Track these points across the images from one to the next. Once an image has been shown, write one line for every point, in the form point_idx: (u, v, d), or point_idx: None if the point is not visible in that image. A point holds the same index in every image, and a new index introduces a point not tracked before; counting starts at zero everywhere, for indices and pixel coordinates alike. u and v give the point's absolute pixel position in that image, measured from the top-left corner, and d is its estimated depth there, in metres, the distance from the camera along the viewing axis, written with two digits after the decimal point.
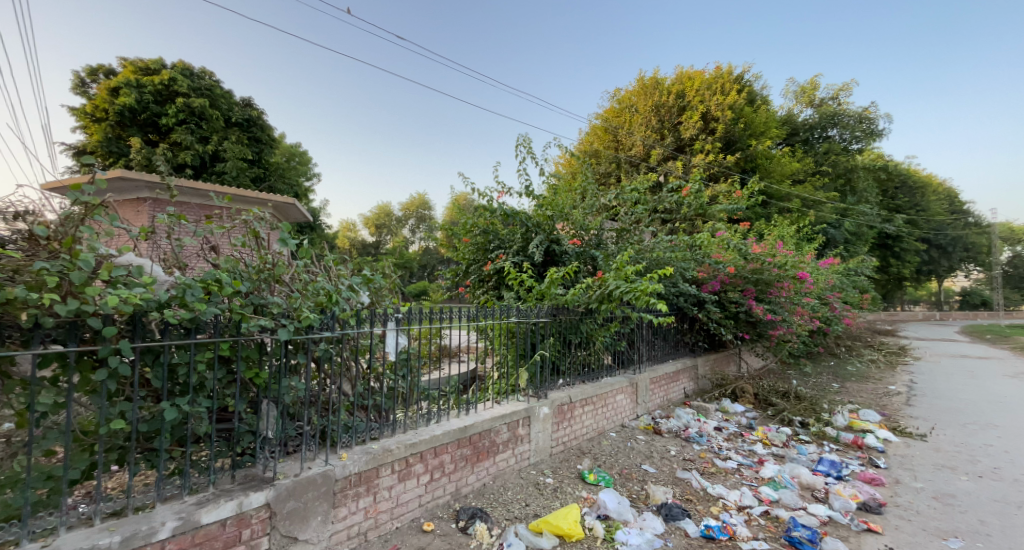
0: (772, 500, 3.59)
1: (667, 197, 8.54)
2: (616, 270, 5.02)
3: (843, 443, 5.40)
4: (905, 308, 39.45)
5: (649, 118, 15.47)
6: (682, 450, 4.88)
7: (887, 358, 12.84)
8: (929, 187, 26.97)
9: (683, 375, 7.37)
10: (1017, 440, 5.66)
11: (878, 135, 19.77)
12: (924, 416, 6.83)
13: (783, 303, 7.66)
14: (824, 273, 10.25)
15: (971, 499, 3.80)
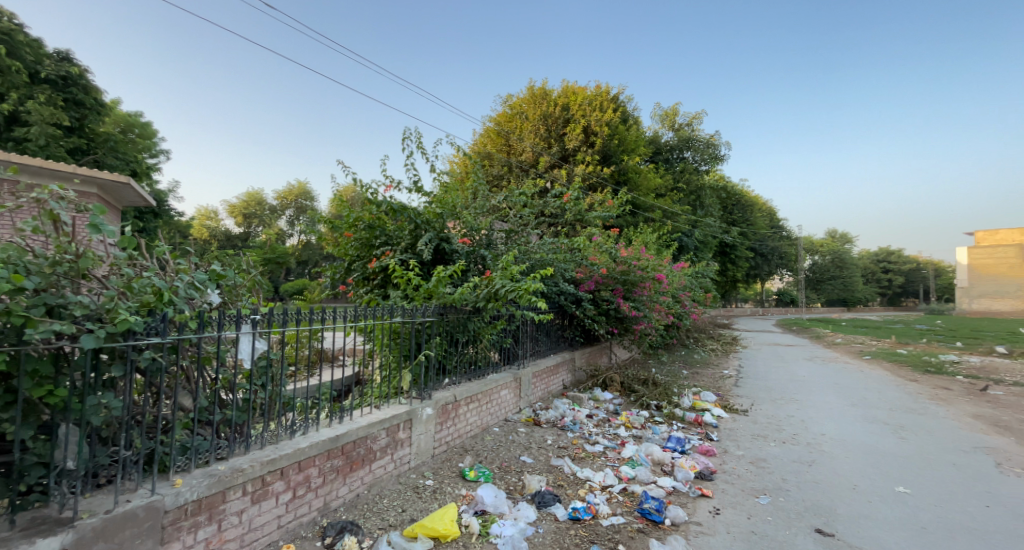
0: (629, 477, 4.03)
1: (552, 202, 9.04)
2: (502, 269, 5.14)
3: (688, 422, 6.30)
4: (738, 305, 47.60)
5: (538, 126, 16.25)
6: (558, 439, 5.21)
7: (723, 346, 15.40)
8: (756, 206, 32.99)
9: (562, 368, 7.88)
10: (806, 410, 7.22)
11: (721, 160, 23.53)
12: (747, 395, 8.31)
13: (645, 301, 8.62)
14: (678, 275, 11.88)
15: (775, 460, 4.73)
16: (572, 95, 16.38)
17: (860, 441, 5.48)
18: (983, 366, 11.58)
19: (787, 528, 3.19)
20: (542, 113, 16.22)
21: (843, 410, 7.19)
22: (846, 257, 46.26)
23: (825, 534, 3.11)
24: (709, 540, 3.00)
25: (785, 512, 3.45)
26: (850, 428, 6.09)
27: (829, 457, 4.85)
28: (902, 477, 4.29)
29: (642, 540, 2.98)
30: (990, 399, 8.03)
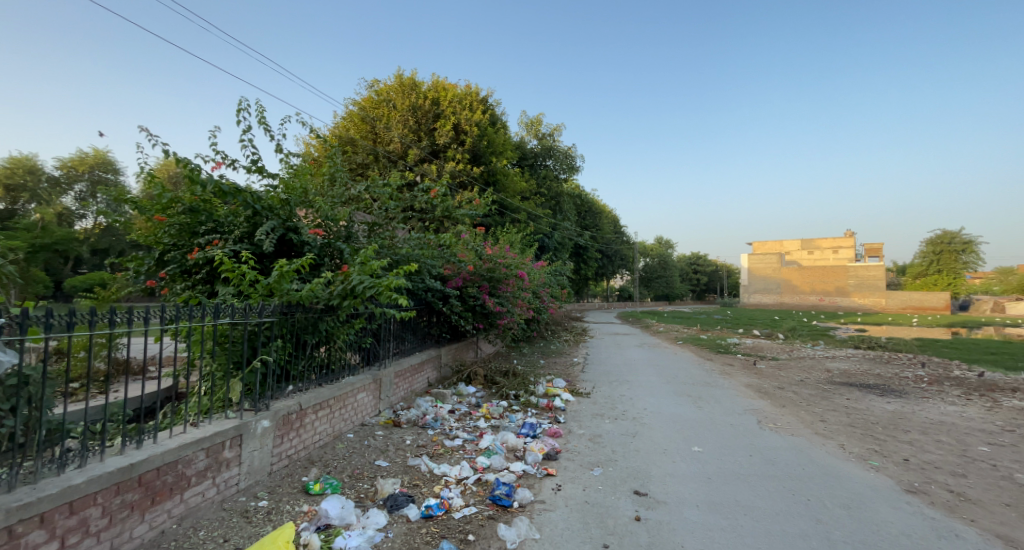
0: (484, 466, 4.18)
1: (419, 196, 8.79)
2: (361, 264, 4.77)
3: (541, 408, 6.81)
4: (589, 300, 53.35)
5: (407, 118, 15.70)
6: (416, 438, 5.11)
7: (575, 337, 17.08)
8: (603, 214, 37.32)
9: (426, 365, 7.75)
10: (636, 389, 8.42)
11: (577, 170, 25.93)
12: (592, 380, 9.34)
13: (509, 297, 8.98)
14: (538, 273, 12.74)
15: (608, 435, 5.41)
16: (441, 90, 16.16)
17: (673, 412, 6.60)
18: (755, 346, 15.03)
19: (613, 493, 3.68)
20: (411, 105, 15.71)
21: (663, 388, 8.58)
22: (670, 260, 55.36)
23: (641, 494, 3.67)
24: (550, 515, 3.28)
25: (612, 480, 3.97)
26: (667, 402, 7.29)
27: (650, 429, 5.74)
28: (699, 439, 5.30)
29: (491, 526, 3.11)
30: (758, 371, 10.46)
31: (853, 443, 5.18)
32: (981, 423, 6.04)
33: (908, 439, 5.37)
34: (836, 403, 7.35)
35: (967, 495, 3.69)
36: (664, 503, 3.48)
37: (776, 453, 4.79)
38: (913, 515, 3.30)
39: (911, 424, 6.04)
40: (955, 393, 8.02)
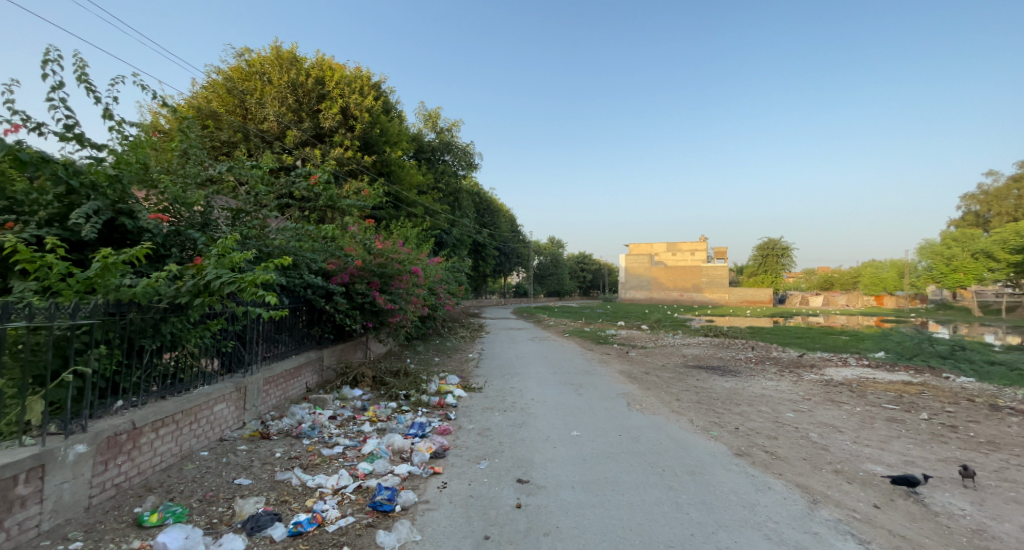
0: (366, 472, 3.96)
1: (296, 182, 7.97)
2: (219, 254, 4.11)
3: (432, 406, 6.68)
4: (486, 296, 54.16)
5: (285, 95, 14.13)
6: (288, 450, 4.64)
7: (471, 334, 17.20)
8: (501, 212, 38.14)
9: (305, 369, 7.08)
10: (525, 381, 8.76)
11: (476, 168, 26.02)
12: (485, 374, 9.48)
13: (402, 294, 8.58)
14: (434, 269, 12.49)
15: (496, 428, 5.53)
16: (327, 69, 14.87)
17: (558, 401, 7.00)
18: (630, 336, 16.71)
19: (497, 484, 3.76)
20: (290, 82, 14.18)
21: (550, 378, 9.06)
22: (561, 259, 58.78)
23: (523, 482, 3.82)
24: (434, 514, 3.24)
25: (497, 472, 4.06)
26: (553, 392, 7.71)
27: (535, 418, 6.01)
28: (579, 424, 5.70)
29: (369, 534, 2.95)
30: (631, 359, 11.66)
31: (700, 417, 6.05)
32: (790, 394, 7.53)
33: (739, 410, 6.46)
34: (690, 384, 8.51)
35: (777, 453, 4.57)
36: (544, 488, 3.67)
37: (643, 431, 5.36)
38: (740, 475, 3.97)
39: (742, 398, 7.28)
40: (774, 370, 9.88)
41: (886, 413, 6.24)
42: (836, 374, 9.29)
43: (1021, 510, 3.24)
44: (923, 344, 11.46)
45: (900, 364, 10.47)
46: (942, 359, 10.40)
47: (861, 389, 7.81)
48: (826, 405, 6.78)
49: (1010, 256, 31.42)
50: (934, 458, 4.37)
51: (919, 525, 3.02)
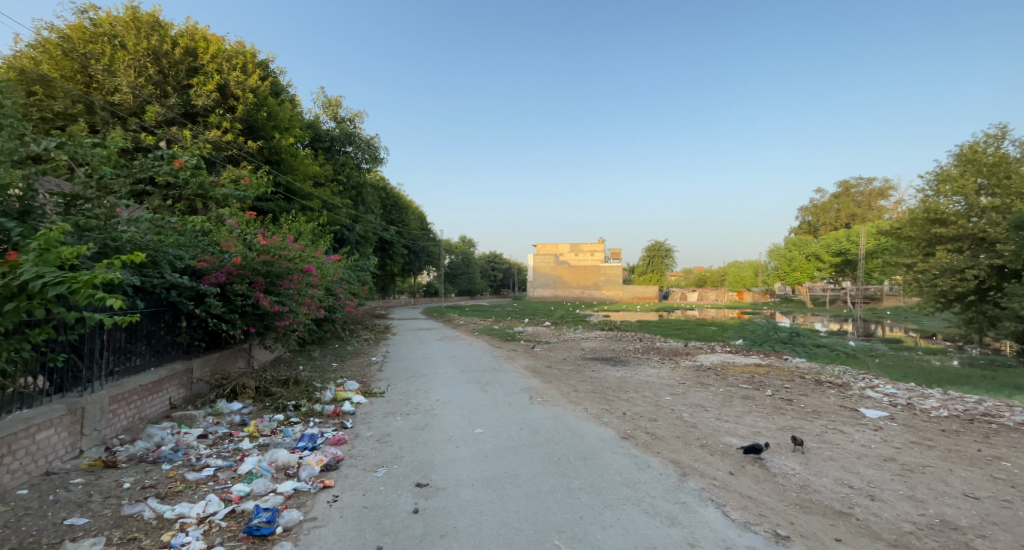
0: (242, 495, 3.53)
1: (155, 165, 6.84)
2: (40, 248, 3.29)
3: (326, 415, 6.21)
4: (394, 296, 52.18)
5: (143, 64, 12.05)
6: (141, 479, 3.96)
7: (375, 336, 16.43)
8: (410, 209, 36.98)
9: (168, 382, 6.12)
10: (430, 382, 8.59)
11: (381, 162, 24.83)
12: (388, 377, 9.10)
13: (292, 295, 7.84)
14: (332, 268, 11.65)
15: (397, 432, 5.32)
16: (201, 39, 13.04)
17: (463, 400, 6.98)
18: (535, 332, 17.33)
19: (393, 491, 3.62)
20: (150, 50, 12.10)
21: (455, 377, 8.99)
22: (471, 258, 58.86)
23: (422, 485, 3.72)
24: (321, 531, 3.00)
25: (395, 478, 3.91)
26: (458, 391, 7.67)
27: (439, 419, 5.91)
28: (482, 421, 5.73)
29: None
30: (535, 354, 12.11)
31: (594, 406, 6.48)
32: (670, 379, 8.42)
33: (627, 397, 7.05)
34: (587, 375, 9.08)
35: (656, 433, 5.06)
36: (443, 489, 3.61)
37: (542, 423, 5.57)
38: (625, 456, 4.31)
39: (631, 385, 7.96)
40: (658, 358, 10.98)
41: (743, 391, 7.29)
42: (707, 359, 10.62)
43: (834, 465, 3.99)
44: (771, 331, 13.62)
45: (755, 349, 12.31)
46: (783, 344, 12.48)
47: (724, 372, 9.04)
48: (697, 387, 7.71)
49: (832, 258, 39.22)
50: (776, 428, 5.20)
51: (762, 486, 3.56)
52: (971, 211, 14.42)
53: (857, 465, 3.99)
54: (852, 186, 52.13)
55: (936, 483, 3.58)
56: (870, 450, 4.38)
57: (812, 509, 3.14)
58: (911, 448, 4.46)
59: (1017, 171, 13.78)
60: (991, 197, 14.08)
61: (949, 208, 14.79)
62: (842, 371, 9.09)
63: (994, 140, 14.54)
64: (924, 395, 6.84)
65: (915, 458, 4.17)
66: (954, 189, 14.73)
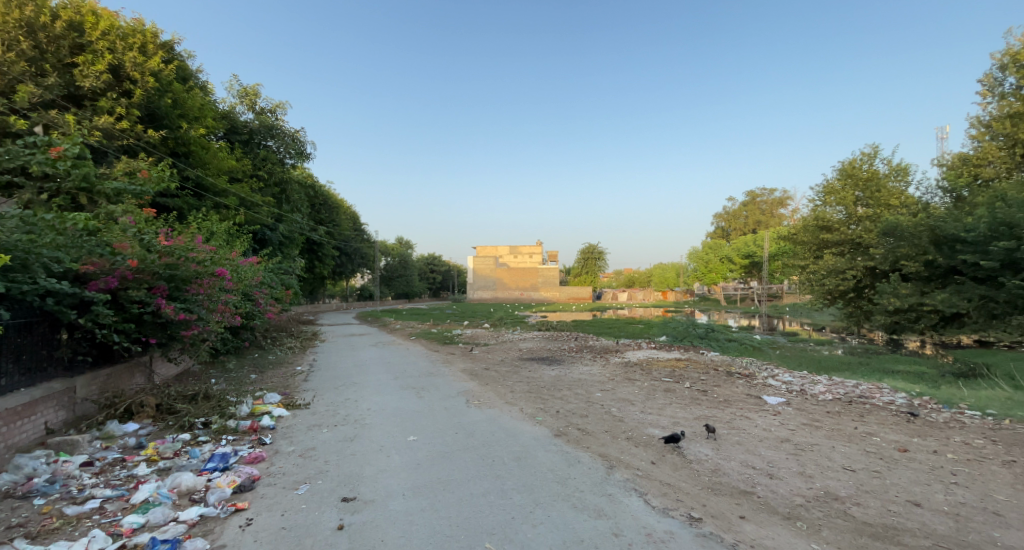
0: (136, 527, 3.14)
1: (25, 153, 5.88)
2: None
3: (241, 431, 5.71)
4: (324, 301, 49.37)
5: (14, 38, 10.44)
6: (5, 518, 3.37)
7: (301, 343, 15.46)
8: (341, 209, 35.28)
9: (43, 404, 5.28)
10: (361, 390, 8.22)
11: (307, 158, 23.33)
12: (314, 388, 8.56)
13: (200, 301, 7.17)
14: (249, 271, 10.76)
15: (322, 446, 5.02)
16: (88, 13, 11.50)
17: (395, 407, 6.75)
18: (473, 335, 17.27)
19: (316, 509, 3.40)
20: (23, 22, 10.54)
21: (388, 384, 8.68)
22: (410, 260, 57.26)
23: (348, 500, 3.54)
24: None
25: (318, 494, 3.68)
26: (392, 398, 7.43)
27: (370, 429, 5.66)
28: (415, 428, 5.58)
29: None
30: (473, 357, 12.07)
31: (528, 405, 6.58)
32: (601, 376, 8.78)
33: (560, 395, 7.24)
34: (523, 375, 9.20)
35: (586, 429, 5.25)
36: (371, 502, 3.46)
37: (477, 426, 5.54)
38: (557, 453, 4.42)
39: (564, 384, 8.20)
40: (590, 357, 11.41)
41: (665, 385, 7.79)
42: (634, 356, 11.23)
43: (741, 449, 4.39)
44: (690, 328, 14.71)
45: (677, 345, 13.23)
46: (700, 339, 13.55)
47: (649, 367, 9.61)
48: (625, 383, 8.12)
49: (742, 261, 43.28)
50: (693, 417, 5.61)
51: (680, 473, 3.81)
52: (850, 219, 16.65)
53: (759, 447, 4.43)
54: (758, 196, 57.99)
55: (822, 459, 4.07)
56: (770, 433, 4.88)
57: (721, 491, 3.42)
58: (803, 429, 5.04)
59: (884, 186, 16.13)
60: (865, 208, 16.34)
61: (834, 216, 16.95)
62: (749, 362, 10.04)
63: (867, 158, 16.88)
64: (814, 381, 7.77)
65: (805, 438, 4.72)
66: (836, 200, 16.90)
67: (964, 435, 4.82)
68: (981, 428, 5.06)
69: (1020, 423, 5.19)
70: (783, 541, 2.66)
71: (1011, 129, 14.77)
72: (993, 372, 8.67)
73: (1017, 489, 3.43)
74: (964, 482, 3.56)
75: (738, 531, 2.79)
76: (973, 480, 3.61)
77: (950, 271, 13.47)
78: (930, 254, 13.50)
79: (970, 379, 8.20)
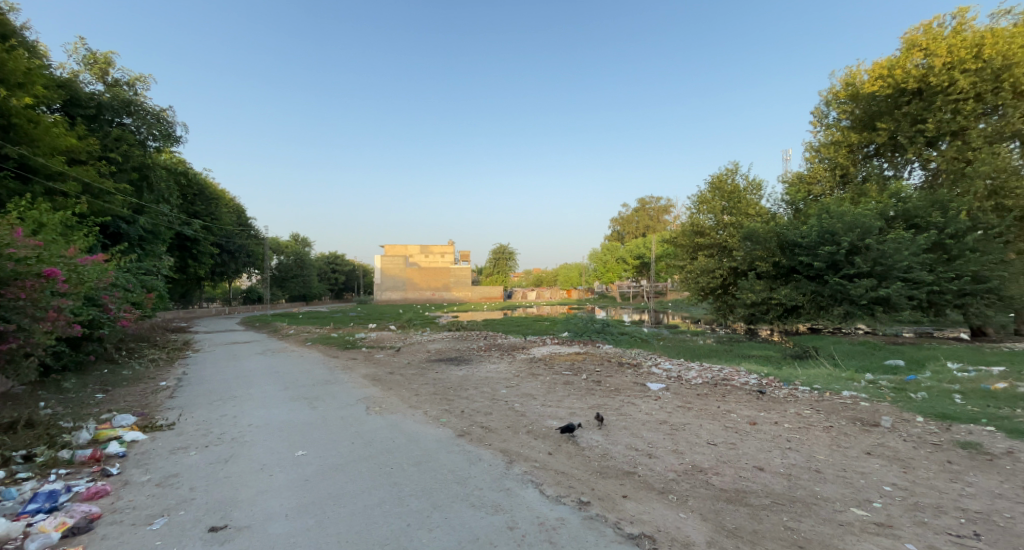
0: None
1: None
2: None
3: (79, 462, 4.73)
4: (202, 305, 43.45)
5: None
6: None
7: (168, 354, 13.38)
8: (222, 201, 31.42)
9: None
10: (242, 405, 7.34)
11: (175, 141, 20.08)
12: (181, 405, 7.43)
13: (22, 308, 5.74)
14: (95, 270, 8.98)
15: (188, 471, 4.37)
16: None
17: (282, 421, 6.15)
18: (377, 338, 16.51)
19: (176, 544, 2.94)
20: None
21: (276, 396, 7.88)
22: (306, 258, 52.83)
23: (217, 529, 3.12)
24: None
25: (178, 527, 3.18)
26: (278, 411, 6.74)
27: (250, 447, 5.08)
28: (305, 441, 5.13)
29: None
30: (375, 361, 11.52)
31: (432, 407, 6.45)
32: (507, 373, 8.94)
33: (466, 394, 7.23)
34: (428, 377, 9.03)
35: (488, 426, 5.30)
36: (246, 528, 3.09)
37: (375, 434, 5.26)
38: (458, 454, 4.38)
39: (470, 382, 8.22)
40: (497, 354, 11.61)
41: (564, 378, 8.20)
42: (538, 352, 11.63)
43: (627, 433, 4.79)
44: (589, 323, 15.67)
45: (578, 339, 14.05)
46: (598, 333, 14.54)
47: (551, 361, 10.05)
48: (528, 378, 8.39)
49: (634, 261, 47.43)
50: (588, 407, 5.97)
51: (573, 461, 4.04)
52: (717, 225, 19.07)
53: (643, 430, 4.87)
54: (647, 203, 63.87)
55: (692, 436, 4.61)
56: (652, 417, 5.38)
57: (607, 474, 3.69)
58: (678, 411, 5.66)
59: (744, 198, 18.78)
60: (729, 216, 18.85)
61: (706, 223, 19.28)
62: (638, 353, 11.03)
63: (731, 173, 19.53)
64: (689, 368, 8.77)
65: (680, 418, 5.29)
66: (707, 208, 19.27)
67: (797, 407, 5.81)
68: (810, 400, 6.14)
69: (835, 394, 6.42)
70: (658, 514, 2.94)
71: (833, 154, 18.13)
72: (821, 353, 10.64)
73: (832, 449, 4.23)
74: (797, 447, 4.28)
75: (621, 510, 3.02)
76: (802, 444, 4.37)
77: (790, 270, 16.39)
78: (777, 256, 16.24)
79: (803, 360, 9.94)
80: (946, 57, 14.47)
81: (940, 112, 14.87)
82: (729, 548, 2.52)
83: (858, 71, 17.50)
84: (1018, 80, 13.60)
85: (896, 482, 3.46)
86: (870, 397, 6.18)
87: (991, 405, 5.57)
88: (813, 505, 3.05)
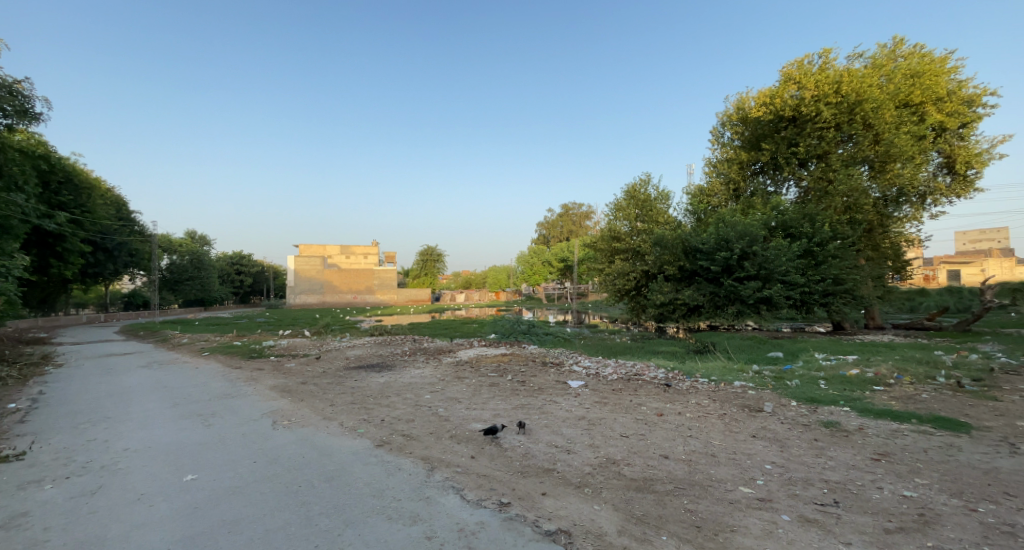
0: None
1: None
2: None
3: None
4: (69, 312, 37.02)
5: None
6: None
7: (18, 371, 11.16)
8: (96, 191, 27.09)
9: None
10: (116, 426, 6.34)
11: (35, 119, 16.88)
12: (34, 431, 6.22)
13: None
14: None
15: (40, 509, 3.66)
16: None
17: (168, 442, 5.42)
18: (288, 345, 15.27)
19: None
20: None
21: (161, 414, 6.91)
22: (205, 258, 47.39)
23: None
24: None
25: None
26: (164, 431, 5.93)
27: (125, 475, 4.39)
28: (195, 464, 4.56)
29: None
30: (286, 370, 10.65)
31: (349, 418, 6.10)
32: (431, 378, 8.76)
33: (386, 402, 6.95)
34: (345, 385, 8.54)
35: (409, 434, 5.14)
36: None
37: (282, 450, 4.84)
38: (376, 465, 4.17)
39: (392, 389, 7.92)
40: (422, 359, 11.32)
41: (489, 380, 8.22)
42: (464, 355, 11.54)
43: (548, 431, 4.91)
44: (515, 324, 15.89)
45: (504, 341, 14.19)
46: (523, 334, 14.79)
47: (477, 364, 10.02)
48: (453, 381, 8.29)
49: (559, 264, 49.09)
50: (511, 408, 6.04)
51: (495, 462, 4.05)
52: (632, 231, 20.38)
53: (563, 427, 5.03)
54: (570, 208, 66.39)
55: (608, 430, 4.85)
56: (572, 413, 5.59)
57: (528, 473, 3.74)
58: (595, 406, 5.94)
59: (654, 206, 20.27)
60: (642, 223, 20.24)
61: (621, 229, 20.53)
62: (561, 353, 11.39)
63: (643, 183, 20.99)
64: (606, 365, 9.25)
65: (596, 414, 5.55)
66: (623, 215, 20.54)
67: (698, 398, 6.39)
68: (708, 391, 6.79)
69: (729, 384, 7.16)
70: (575, 509, 3.04)
71: (727, 170, 20.33)
72: (718, 348, 11.83)
73: (725, 434, 4.71)
74: (697, 434, 4.69)
75: (540, 508, 3.08)
76: (701, 431, 4.80)
77: (692, 274, 17.99)
78: (682, 260, 17.72)
79: (703, 355, 10.97)
80: (814, 90, 16.97)
81: (809, 138, 17.32)
82: (638, 534, 2.67)
83: (747, 97, 19.80)
84: (866, 114, 16.06)
85: (775, 460, 3.94)
86: (757, 386, 6.99)
87: (847, 389, 6.59)
88: (709, 487, 3.36)
